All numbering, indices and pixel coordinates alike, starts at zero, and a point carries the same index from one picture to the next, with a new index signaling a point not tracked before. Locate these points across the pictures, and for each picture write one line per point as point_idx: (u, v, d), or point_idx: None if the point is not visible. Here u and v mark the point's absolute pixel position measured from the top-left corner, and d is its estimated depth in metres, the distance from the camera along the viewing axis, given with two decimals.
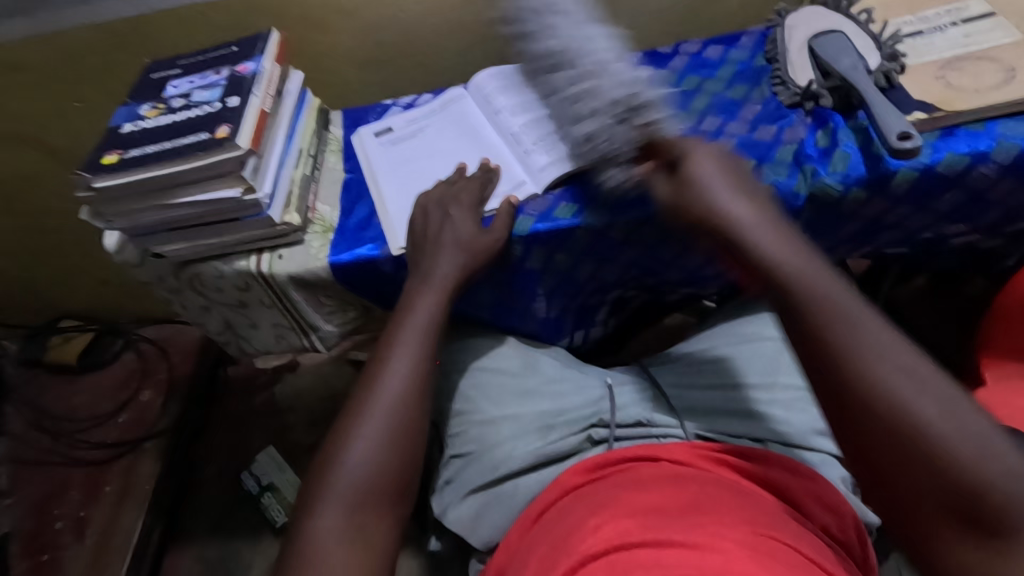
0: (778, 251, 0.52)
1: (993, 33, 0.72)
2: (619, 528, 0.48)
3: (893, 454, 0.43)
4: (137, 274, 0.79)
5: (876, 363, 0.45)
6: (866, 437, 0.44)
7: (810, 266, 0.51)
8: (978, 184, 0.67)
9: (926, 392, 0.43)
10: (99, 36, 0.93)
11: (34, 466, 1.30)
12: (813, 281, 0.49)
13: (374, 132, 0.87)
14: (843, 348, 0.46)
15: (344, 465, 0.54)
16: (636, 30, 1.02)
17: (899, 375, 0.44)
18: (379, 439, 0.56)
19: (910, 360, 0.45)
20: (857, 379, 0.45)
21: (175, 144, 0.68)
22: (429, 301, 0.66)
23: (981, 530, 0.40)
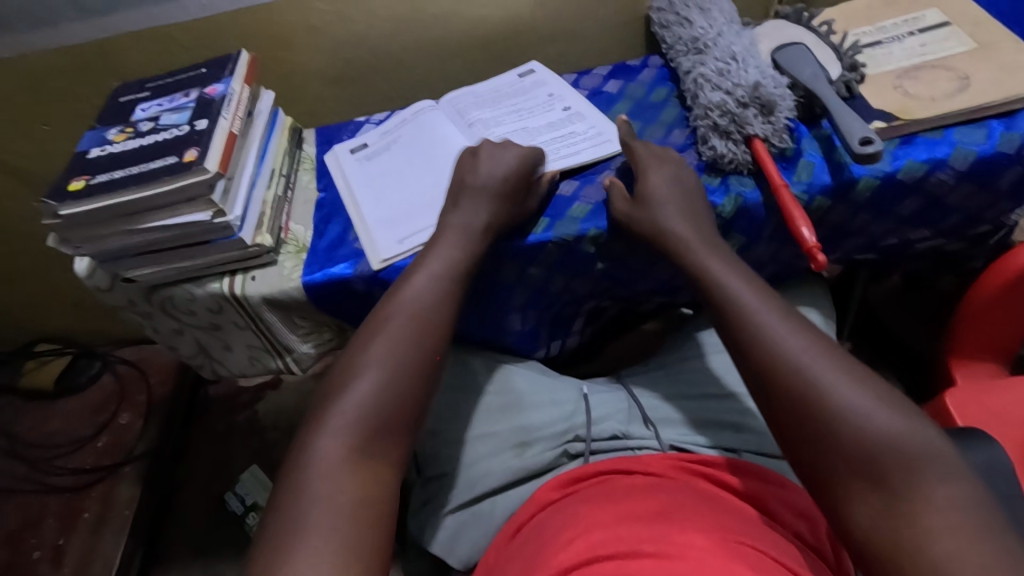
0: (719, 267, 0.61)
1: (947, 42, 0.74)
2: (592, 540, 0.48)
3: (810, 424, 0.49)
4: (108, 299, 0.78)
5: (780, 355, 0.53)
6: (780, 407, 0.51)
7: (735, 272, 0.61)
8: (937, 190, 0.68)
9: (833, 376, 0.50)
10: (66, 60, 0.93)
11: (9, 495, 1.27)
12: (738, 288, 0.59)
13: (349, 148, 0.88)
14: (761, 332, 0.55)
15: (351, 389, 0.54)
16: (606, 42, 1.03)
17: (809, 366, 0.51)
18: (394, 367, 0.56)
19: (819, 353, 0.52)
20: (770, 367, 0.53)
21: (142, 169, 0.67)
22: (445, 245, 0.65)
23: (881, 488, 0.45)
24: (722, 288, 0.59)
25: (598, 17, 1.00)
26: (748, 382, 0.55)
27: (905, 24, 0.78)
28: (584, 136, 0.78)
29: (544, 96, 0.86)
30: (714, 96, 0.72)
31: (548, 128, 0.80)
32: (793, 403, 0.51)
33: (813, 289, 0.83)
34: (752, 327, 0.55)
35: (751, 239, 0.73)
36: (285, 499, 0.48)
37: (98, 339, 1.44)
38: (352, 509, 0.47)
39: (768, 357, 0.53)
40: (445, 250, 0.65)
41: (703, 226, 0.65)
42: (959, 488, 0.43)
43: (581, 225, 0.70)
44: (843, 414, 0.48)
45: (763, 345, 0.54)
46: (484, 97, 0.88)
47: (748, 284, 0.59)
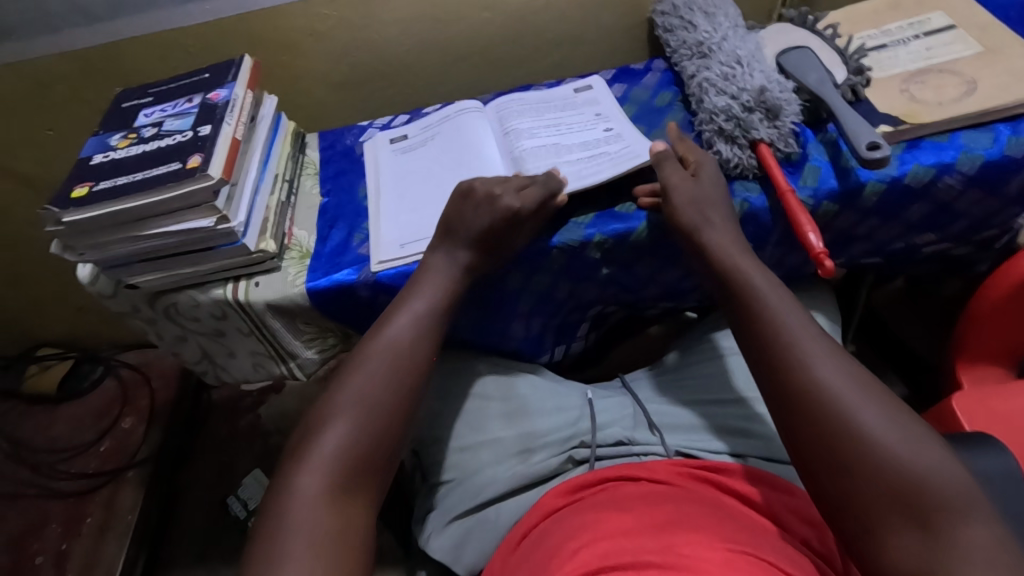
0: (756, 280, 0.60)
1: (953, 46, 0.74)
2: (599, 551, 0.48)
3: (845, 456, 0.48)
4: (111, 305, 0.78)
5: (823, 376, 0.52)
6: (817, 429, 0.50)
7: (770, 287, 0.60)
8: (944, 195, 0.68)
9: (873, 404, 0.50)
10: (68, 64, 0.93)
11: (11, 500, 1.27)
12: (773, 306, 0.58)
13: (389, 138, 0.89)
14: (801, 358, 0.53)
15: (326, 435, 0.54)
16: (609, 45, 1.03)
17: (851, 389, 0.51)
18: (366, 413, 0.56)
19: (861, 377, 0.52)
20: (811, 388, 0.52)
21: (146, 175, 0.67)
22: (429, 283, 0.65)
23: (921, 523, 0.45)
24: (757, 309, 0.58)
25: (601, 20, 1.00)
26: (775, 400, 0.54)
27: (911, 28, 0.78)
28: (613, 154, 0.74)
29: (591, 111, 0.83)
30: (718, 101, 0.72)
31: (579, 143, 0.77)
32: (829, 435, 0.50)
33: (819, 293, 0.82)
34: (790, 352, 0.54)
35: (757, 245, 0.72)
36: (265, 532, 0.48)
37: (101, 344, 1.44)
38: (330, 550, 0.48)
39: (808, 385, 0.52)
40: (429, 291, 0.65)
41: (734, 241, 0.64)
42: (991, 529, 0.44)
43: (586, 231, 0.70)
44: (881, 450, 0.47)
45: (799, 372, 0.53)
46: (531, 105, 0.86)
47: (786, 305, 0.58)
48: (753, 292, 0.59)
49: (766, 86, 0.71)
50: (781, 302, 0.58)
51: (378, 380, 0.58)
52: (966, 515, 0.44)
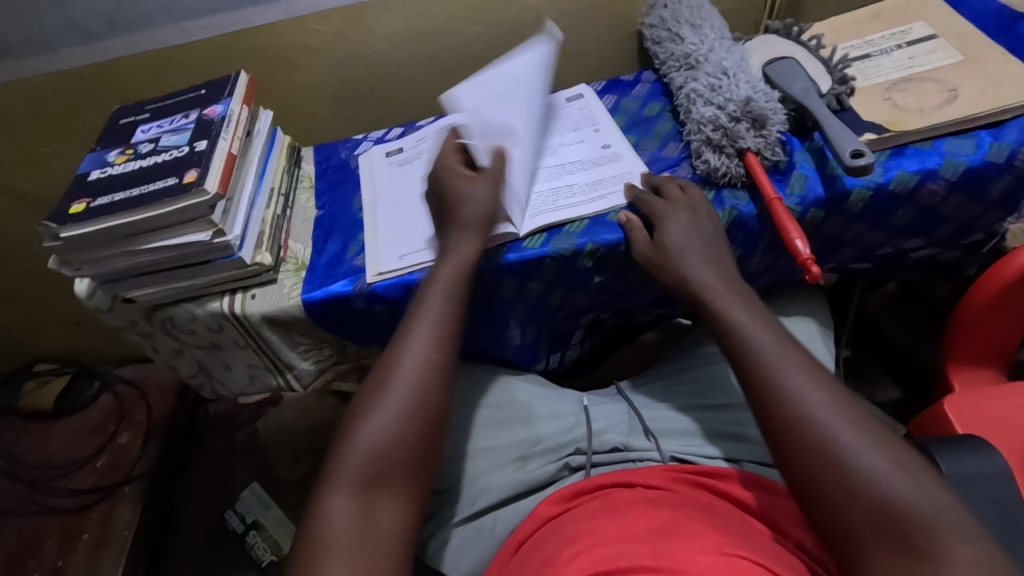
0: (739, 311, 0.61)
1: (934, 55, 0.75)
2: (594, 557, 0.49)
3: (829, 490, 0.49)
4: (109, 319, 0.78)
5: (803, 403, 0.53)
6: (801, 458, 0.51)
7: (753, 316, 0.61)
8: (929, 200, 0.69)
9: (856, 430, 0.51)
10: (66, 83, 0.94)
11: (7, 518, 1.26)
12: (758, 334, 0.59)
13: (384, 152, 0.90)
14: (784, 388, 0.54)
15: (355, 446, 0.55)
16: (600, 57, 1.05)
17: (833, 416, 0.52)
18: (393, 420, 0.56)
19: (842, 403, 0.53)
20: (795, 416, 0.53)
21: (143, 191, 0.68)
22: (439, 291, 0.64)
23: (910, 549, 0.45)
24: (745, 340, 0.59)
25: (591, 32, 1.02)
26: (763, 429, 0.55)
27: (893, 38, 0.80)
28: (612, 176, 0.76)
29: (584, 122, 0.85)
30: (705, 111, 0.73)
31: (577, 162, 0.79)
32: (813, 468, 0.50)
33: (809, 298, 0.84)
34: (774, 385, 0.55)
35: (747, 252, 0.73)
36: (297, 561, 0.50)
37: (97, 359, 1.44)
38: (359, 565, 0.49)
39: (790, 420, 0.53)
40: (436, 298, 0.64)
41: (720, 270, 0.65)
42: (979, 546, 0.44)
43: (577, 240, 0.71)
44: (866, 476, 0.48)
45: (783, 402, 0.54)
46: None
47: (771, 334, 0.59)
48: (735, 322, 0.60)
49: (751, 96, 0.72)
50: (766, 332, 0.59)
51: (396, 394, 0.57)
52: (952, 537, 0.44)
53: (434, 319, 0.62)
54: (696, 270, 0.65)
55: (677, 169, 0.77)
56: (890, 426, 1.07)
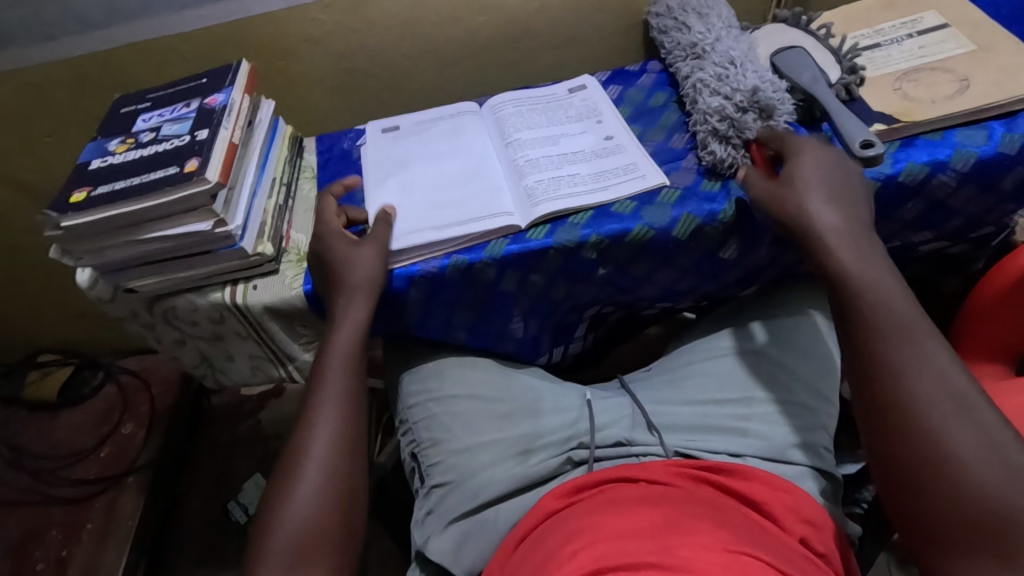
0: (859, 264, 0.58)
1: (946, 44, 0.74)
2: (597, 553, 0.48)
3: (929, 467, 0.48)
4: (110, 310, 0.78)
5: (917, 382, 0.51)
6: (899, 434, 0.50)
7: (879, 274, 0.57)
8: (939, 192, 0.68)
9: (970, 423, 0.48)
10: (67, 72, 0.93)
11: (12, 507, 1.27)
12: (883, 295, 0.56)
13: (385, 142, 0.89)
14: (895, 364, 0.52)
15: (282, 519, 0.57)
16: (604, 47, 1.04)
17: (947, 402, 0.49)
18: (313, 490, 0.59)
19: (967, 391, 0.50)
20: (905, 392, 0.51)
21: (144, 180, 0.67)
22: (341, 351, 0.67)
23: (999, 549, 0.44)
24: (867, 300, 0.56)
25: (597, 21, 1.00)
26: (864, 397, 0.54)
27: (904, 27, 0.78)
28: (615, 167, 0.75)
29: (587, 113, 0.84)
30: (713, 102, 0.73)
31: (580, 153, 0.78)
32: (919, 443, 0.49)
33: None
34: (885, 356, 0.53)
35: (753, 244, 0.72)
36: None
37: (100, 350, 1.44)
38: None
39: (916, 395, 0.50)
40: (334, 369, 0.66)
41: (850, 216, 0.60)
42: None
43: (582, 232, 0.70)
44: (965, 471, 0.46)
45: (895, 377, 0.52)
46: (527, 107, 0.86)
47: (902, 300, 0.55)
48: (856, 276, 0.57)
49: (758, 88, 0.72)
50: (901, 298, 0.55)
51: (314, 464, 0.61)
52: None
53: (339, 389, 0.65)
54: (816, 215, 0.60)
55: (684, 159, 0.75)
56: None
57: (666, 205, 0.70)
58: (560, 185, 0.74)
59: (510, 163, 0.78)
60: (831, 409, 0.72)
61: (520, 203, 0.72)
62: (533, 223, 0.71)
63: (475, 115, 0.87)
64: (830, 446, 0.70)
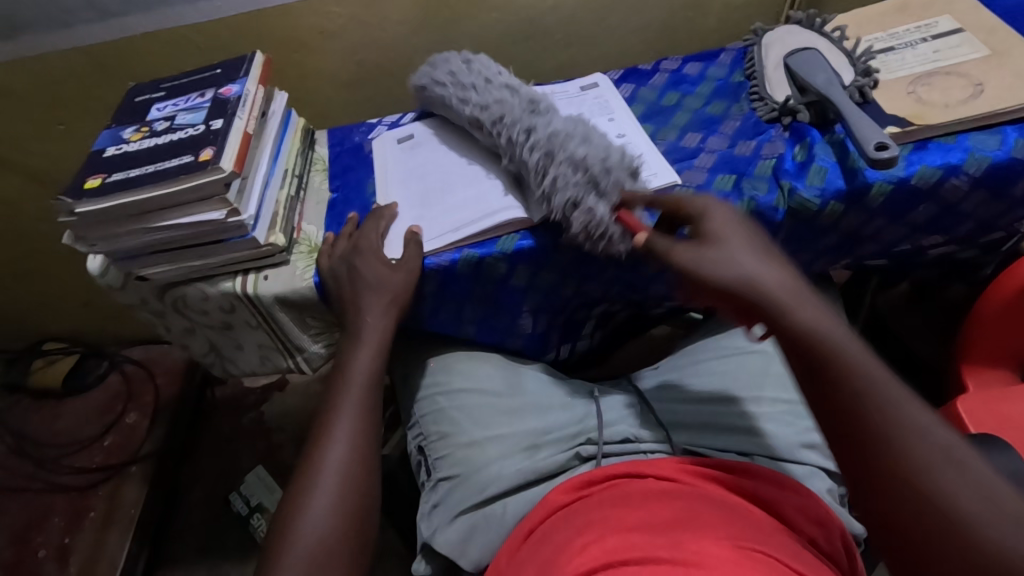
0: (803, 310, 0.50)
1: (960, 49, 0.74)
2: (607, 547, 0.48)
3: (933, 521, 0.40)
4: (120, 297, 0.78)
5: (906, 440, 0.43)
6: (901, 509, 0.42)
7: (818, 316, 0.49)
8: (951, 196, 0.68)
9: (967, 481, 0.41)
10: (81, 60, 0.93)
11: (16, 494, 1.27)
12: (843, 344, 0.47)
13: (395, 137, 0.89)
14: (875, 421, 0.44)
15: (300, 527, 0.55)
16: (617, 46, 1.04)
17: (939, 460, 0.42)
18: (333, 500, 0.57)
19: (950, 440, 0.43)
20: (890, 454, 0.43)
21: (158, 168, 0.67)
22: (363, 362, 0.67)
23: None
24: (827, 351, 0.47)
25: (610, 20, 1.01)
26: (851, 467, 0.45)
27: (918, 31, 0.78)
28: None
29: (599, 111, 0.84)
30: (581, 175, 0.66)
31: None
32: (900, 488, 0.42)
33: (822, 294, 0.83)
34: (864, 413, 0.45)
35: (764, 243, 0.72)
36: None
37: (106, 339, 1.45)
38: None
39: (891, 438, 0.43)
40: (354, 376, 0.66)
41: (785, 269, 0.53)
42: None
43: None
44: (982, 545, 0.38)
45: (879, 439, 0.43)
46: None
47: (841, 335, 0.48)
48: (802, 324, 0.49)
49: (618, 166, 0.67)
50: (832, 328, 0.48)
51: (334, 472, 0.59)
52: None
53: (360, 390, 0.65)
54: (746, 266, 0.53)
55: (696, 159, 0.75)
56: None
57: None
58: None
59: None
60: None
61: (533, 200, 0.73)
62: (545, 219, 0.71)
63: None
64: None
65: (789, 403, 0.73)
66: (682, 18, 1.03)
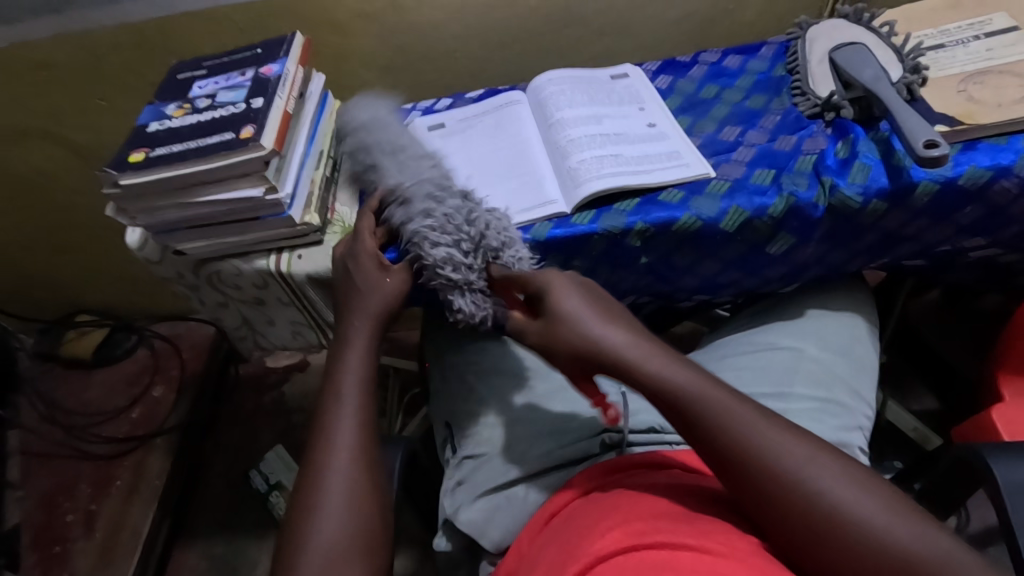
0: (661, 369, 0.53)
1: (1015, 48, 0.72)
2: (631, 530, 0.47)
3: (800, 504, 0.46)
4: (157, 271, 0.80)
5: (755, 438, 0.49)
6: (782, 498, 0.47)
7: (660, 361, 0.54)
8: (999, 198, 0.66)
9: (818, 466, 0.48)
10: (125, 36, 0.95)
11: (46, 459, 1.31)
12: (685, 384, 0.52)
13: (428, 123, 0.88)
14: (731, 426, 0.50)
15: (324, 518, 0.55)
16: (654, 38, 1.04)
17: (791, 454, 0.48)
18: (353, 490, 0.57)
19: (798, 446, 0.49)
20: (741, 447, 0.49)
21: (200, 144, 0.68)
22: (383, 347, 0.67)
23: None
24: (681, 394, 0.52)
25: (650, 11, 1.00)
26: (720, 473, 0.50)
27: (971, 28, 0.76)
28: (658, 154, 0.74)
29: (629, 99, 0.83)
30: (439, 248, 0.65)
31: (623, 137, 0.77)
32: (790, 499, 0.47)
33: (855, 295, 0.82)
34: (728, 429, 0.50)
35: (801, 240, 0.71)
36: None
37: (135, 314, 1.47)
38: None
39: (737, 445, 0.49)
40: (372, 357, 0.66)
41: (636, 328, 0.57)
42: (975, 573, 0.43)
43: (627, 219, 0.69)
44: (836, 511, 0.45)
45: (727, 430, 0.50)
46: (569, 87, 0.85)
47: (686, 380, 0.52)
48: (642, 365, 0.54)
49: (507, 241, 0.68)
50: (688, 378, 0.52)
51: (357, 457, 0.58)
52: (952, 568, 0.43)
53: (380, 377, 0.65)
54: (605, 334, 0.56)
55: (734, 152, 0.74)
56: (924, 436, 1.03)
57: (714, 197, 0.70)
58: (606, 166, 0.73)
59: (554, 146, 0.77)
60: (866, 410, 0.73)
61: (564, 190, 0.72)
62: (579, 208, 0.71)
63: (518, 99, 0.86)
64: (866, 446, 0.70)
65: (818, 399, 0.71)
66: (723, 10, 1.02)
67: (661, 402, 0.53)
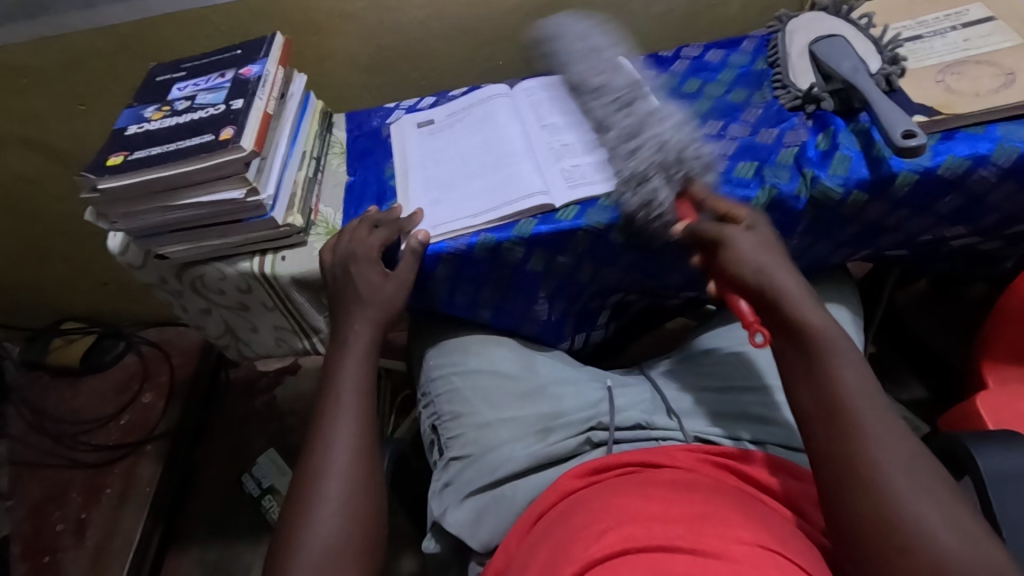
0: (806, 310, 0.56)
1: (991, 38, 0.72)
2: (624, 534, 0.47)
3: (872, 481, 0.46)
4: (140, 276, 0.79)
5: (863, 413, 0.50)
6: (854, 464, 0.48)
7: (809, 307, 0.56)
8: (977, 187, 0.67)
9: (905, 462, 0.47)
10: (103, 40, 0.94)
11: (35, 469, 1.30)
12: (828, 335, 0.54)
13: (416, 122, 0.88)
14: (842, 382, 0.51)
15: (312, 524, 0.54)
16: (638, 33, 1.04)
17: (885, 442, 0.48)
18: (339, 494, 0.56)
19: (904, 442, 0.48)
20: (846, 410, 0.50)
21: (179, 146, 0.68)
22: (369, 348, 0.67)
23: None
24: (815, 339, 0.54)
25: (632, 7, 1.00)
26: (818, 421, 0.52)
27: (948, 19, 0.77)
28: None
29: None
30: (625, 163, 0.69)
31: None
32: (860, 474, 0.47)
33: (840, 286, 0.82)
34: (838, 384, 0.51)
35: (783, 233, 0.72)
36: None
37: (123, 320, 1.46)
38: None
39: (848, 402, 0.50)
40: (357, 363, 0.66)
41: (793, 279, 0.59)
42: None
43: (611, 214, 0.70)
44: (904, 504, 0.45)
45: (838, 389, 0.51)
46: (559, 89, 0.86)
47: (828, 330, 0.55)
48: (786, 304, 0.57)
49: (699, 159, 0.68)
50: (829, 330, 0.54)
51: (345, 465, 0.58)
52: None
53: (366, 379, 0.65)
54: (771, 275, 0.58)
55: (717, 146, 0.74)
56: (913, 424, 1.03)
57: None
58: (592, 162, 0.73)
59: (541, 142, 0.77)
60: None
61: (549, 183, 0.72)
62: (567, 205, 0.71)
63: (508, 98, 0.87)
64: None
65: None
66: (705, 4, 1.02)
67: (797, 338, 0.55)
